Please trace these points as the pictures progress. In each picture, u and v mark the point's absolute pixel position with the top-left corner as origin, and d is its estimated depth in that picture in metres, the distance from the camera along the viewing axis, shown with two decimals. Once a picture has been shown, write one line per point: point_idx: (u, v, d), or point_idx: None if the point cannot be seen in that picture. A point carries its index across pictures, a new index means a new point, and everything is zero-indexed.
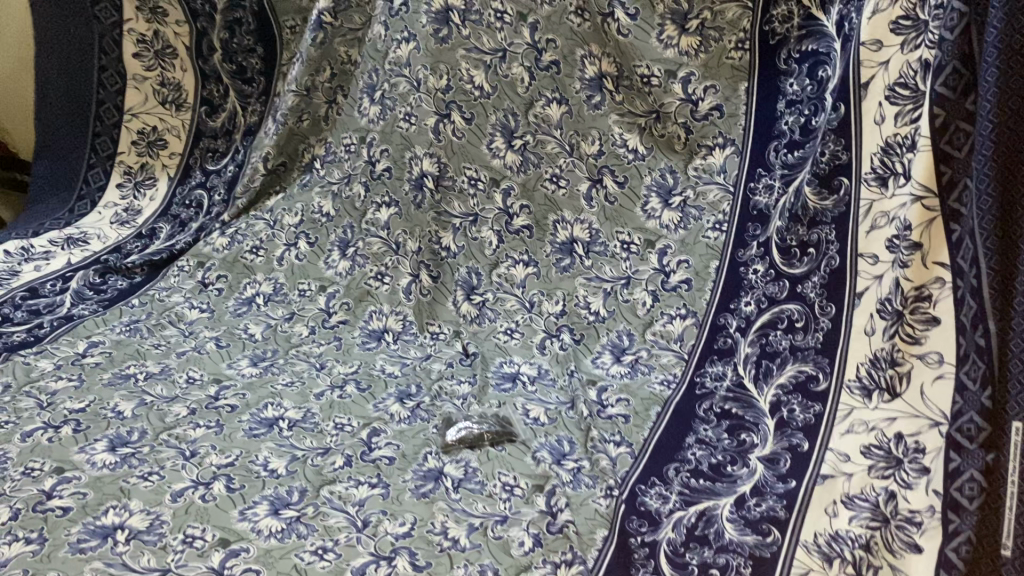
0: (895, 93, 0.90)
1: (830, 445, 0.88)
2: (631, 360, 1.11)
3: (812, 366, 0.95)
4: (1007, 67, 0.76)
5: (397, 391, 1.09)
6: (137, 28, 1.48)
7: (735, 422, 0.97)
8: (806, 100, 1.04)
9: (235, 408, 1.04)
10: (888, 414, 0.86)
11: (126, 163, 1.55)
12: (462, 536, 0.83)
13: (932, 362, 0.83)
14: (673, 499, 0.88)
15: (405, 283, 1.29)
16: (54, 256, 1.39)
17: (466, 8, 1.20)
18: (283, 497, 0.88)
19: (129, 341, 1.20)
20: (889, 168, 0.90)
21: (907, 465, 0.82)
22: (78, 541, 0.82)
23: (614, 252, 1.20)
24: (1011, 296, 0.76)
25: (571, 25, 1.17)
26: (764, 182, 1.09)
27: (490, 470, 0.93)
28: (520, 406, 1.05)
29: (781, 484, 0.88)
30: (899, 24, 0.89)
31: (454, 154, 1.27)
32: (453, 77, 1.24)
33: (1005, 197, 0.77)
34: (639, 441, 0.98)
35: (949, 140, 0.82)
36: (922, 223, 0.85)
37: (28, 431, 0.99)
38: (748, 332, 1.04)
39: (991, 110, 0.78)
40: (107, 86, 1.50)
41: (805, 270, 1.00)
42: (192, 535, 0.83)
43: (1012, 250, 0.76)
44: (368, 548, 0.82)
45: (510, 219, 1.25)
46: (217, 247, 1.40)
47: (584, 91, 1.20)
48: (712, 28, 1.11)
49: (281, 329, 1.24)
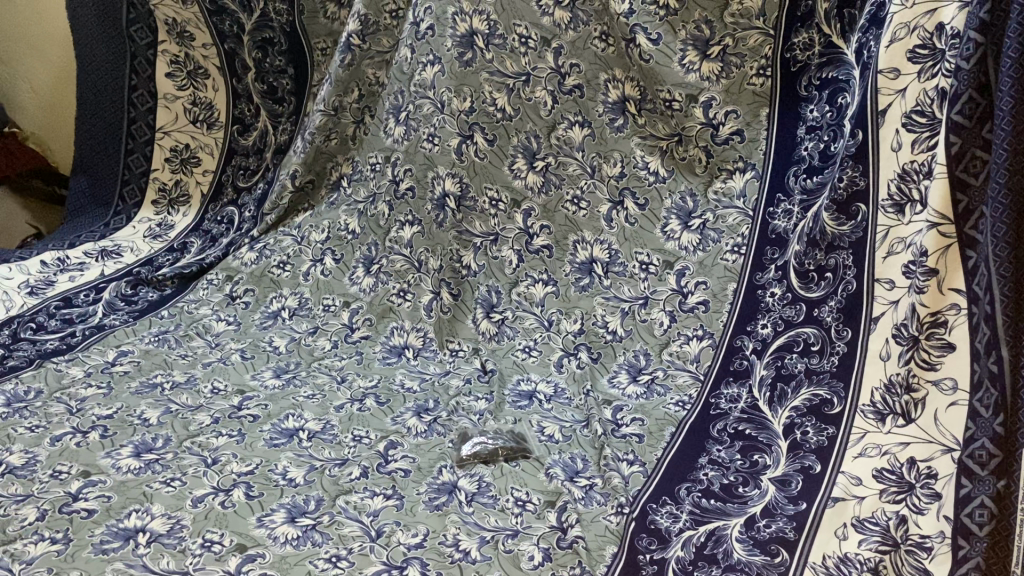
0: (912, 121, 0.91)
1: (842, 467, 0.89)
2: (647, 380, 1.12)
3: (826, 390, 0.95)
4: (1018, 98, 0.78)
5: (414, 405, 1.10)
6: (171, 49, 1.53)
7: (748, 442, 0.98)
8: (825, 126, 1.05)
9: (257, 418, 1.07)
10: (900, 438, 0.86)
11: (161, 180, 1.60)
12: (473, 548, 0.84)
13: (947, 388, 0.84)
14: (683, 518, 0.89)
15: (426, 300, 1.31)
16: (89, 267, 1.44)
17: (491, 32, 1.23)
18: (299, 506, 0.90)
19: (157, 351, 1.23)
20: (906, 195, 0.91)
21: (918, 490, 0.83)
22: (101, 542, 0.84)
23: (632, 272, 1.21)
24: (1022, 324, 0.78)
25: (595, 50, 1.20)
26: (783, 207, 1.10)
27: (504, 485, 0.94)
28: (535, 423, 1.06)
29: (792, 505, 0.88)
30: (915, 52, 0.90)
31: (476, 175, 1.29)
32: (477, 99, 1.27)
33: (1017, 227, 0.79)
34: (652, 460, 0.98)
35: (965, 168, 0.84)
36: (938, 250, 0.86)
37: (56, 435, 1.03)
38: (764, 355, 1.05)
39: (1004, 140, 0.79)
40: (139, 105, 1.57)
41: (822, 294, 1.01)
42: (210, 540, 0.85)
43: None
44: (381, 557, 0.83)
45: (531, 239, 1.27)
46: (245, 261, 1.43)
47: (607, 115, 1.22)
48: (734, 54, 1.13)
49: (305, 343, 1.27)
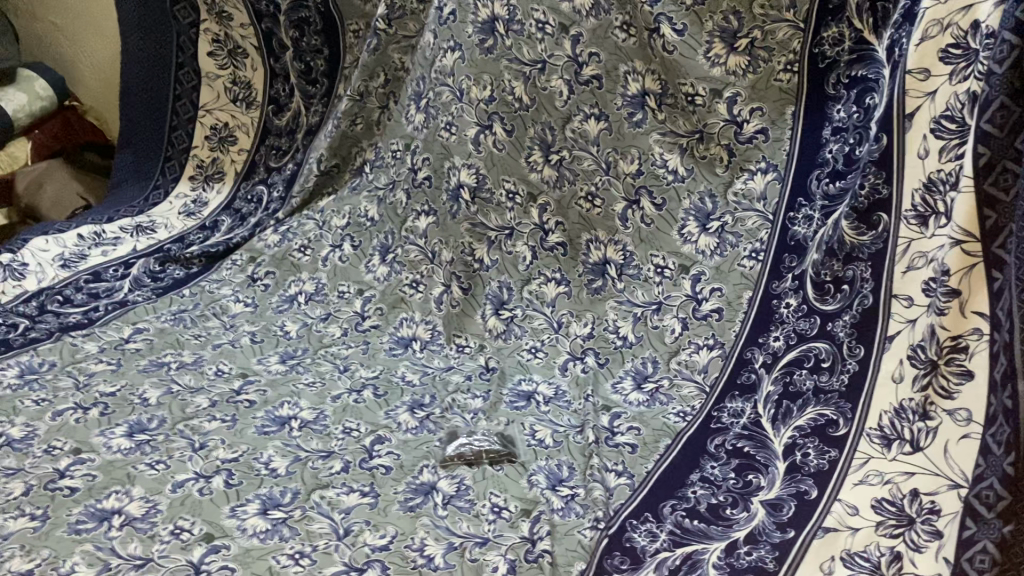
0: (940, 126, 0.84)
1: (840, 495, 0.85)
2: (652, 389, 1.08)
3: (833, 411, 0.91)
4: None
5: (410, 400, 1.08)
6: (212, 29, 1.54)
7: (745, 461, 0.93)
8: (851, 128, 0.99)
9: (253, 404, 1.07)
10: (904, 467, 0.82)
11: (199, 157, 1.61)
12: (437, 554, 0.83)
13: (960, 419, 0.79)
14: (662, 538, 0.85)
15: (437, 293, 1.29)
16: (122, 242, 1.47)
17: (511, 18, 1.19)
18: (275, 498, 0.90)
19: (171, 330, 1.25)
20: (930, 207, 0.86)
21: (919, 526, 0.79)
22: (76, 522, 0.86)
23: (647, 275, 1.16)
24: None
25: (616, 40, 1.14)
26: (804, 213, 1.04)
27: (482, 490, 0.91)
28: (528, 426, 1.03)
29: (779, 532, 0.84)
30: (948, 52, 0.84)
31: (493, 166, 1.26)
32: (497, 88, 1.23)
33: None
34: (641, 473, 0.94)
35: (994, 182, 0.78)
36: (961, 270, 0.80)
37: (58, 410, 1.05)
38: (773, 369, 1.00)
39: None
40: (184, 82, 1.58)
41: (836, 308, 0.96)
42: (181, 527, 0.85)
43: None
44: (343, 557, 0.82)
45: (545, 235, 1.23)
46: (269, 244, 1.41)
47: (627, 108, 1.16)
48: (761, 48, 1.06)
49: (316, 329, 1.26)
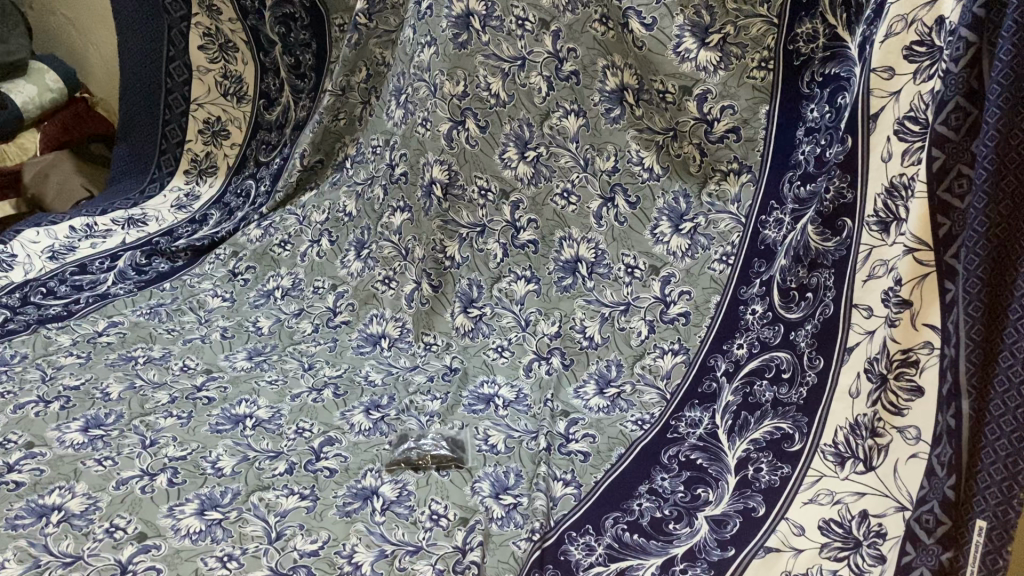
0: (903, 127, 0.80)
1: (787, 514, 0.81)
2: (613, 394, 1.06)
3: (789, 424, 0.87)
4: (1008, 112, 0.67)
5: (368, 401, 1.07)
6: (203, 22, 1.52)
7: (696, 474, 0.90)
8: (823, 129, 0.94)
9: (211, 401, 1.07)
10: (856, 487, 0.79)
11: (194, 151, 1.62)
12: (366, 562, 0.81)
13: (909, 438, 0.76)
14: (597, 553, 0.82)
15: (408, 290, 1.27)
16: (113, 235, 1.48)
17: (488, 13, 1.15)
18: (214, 498, 0.89)
19: (146, 323, 1.25)
20: (892, 213, 0.80)
21: (864, 550, 0.76)
22: (14, 517, 0.86)
23: (616, 275, 1.14)
24: (988, 377, 0.69)
25: (594, 34, 1.11)
26: (775, 216, 1.00)
27: (424, 497, 0.90)
28: (482, 430, 1.01)
29: (719, 550, 0.81)
30: (913, 50, 0.79)
31: (465, 163, 1.22)
32: (471, 83, 1.19)
33: (995, 264, 0.70)
34: (589, 484, 0.92)
35: (947, 188, 0.74)
36: (914, 279, 0.76)
37: (20, 403, 1.05)
38: (734, 378, 0.96)
39: (989, 159, 0.69)
40: (176, 76, 1.58)
41: (801, 316, 0.91)
42: (116, 525, 0.85)
43: (998, 325, 0.69)
44: (270, 562, 0.81)
45: (517, 232, 1.21)
46: (251, 238, 1.43)
47: (604, 104, 1.14)
48: (734, 44, 1.03)
49: (288, 326, 1.26)
